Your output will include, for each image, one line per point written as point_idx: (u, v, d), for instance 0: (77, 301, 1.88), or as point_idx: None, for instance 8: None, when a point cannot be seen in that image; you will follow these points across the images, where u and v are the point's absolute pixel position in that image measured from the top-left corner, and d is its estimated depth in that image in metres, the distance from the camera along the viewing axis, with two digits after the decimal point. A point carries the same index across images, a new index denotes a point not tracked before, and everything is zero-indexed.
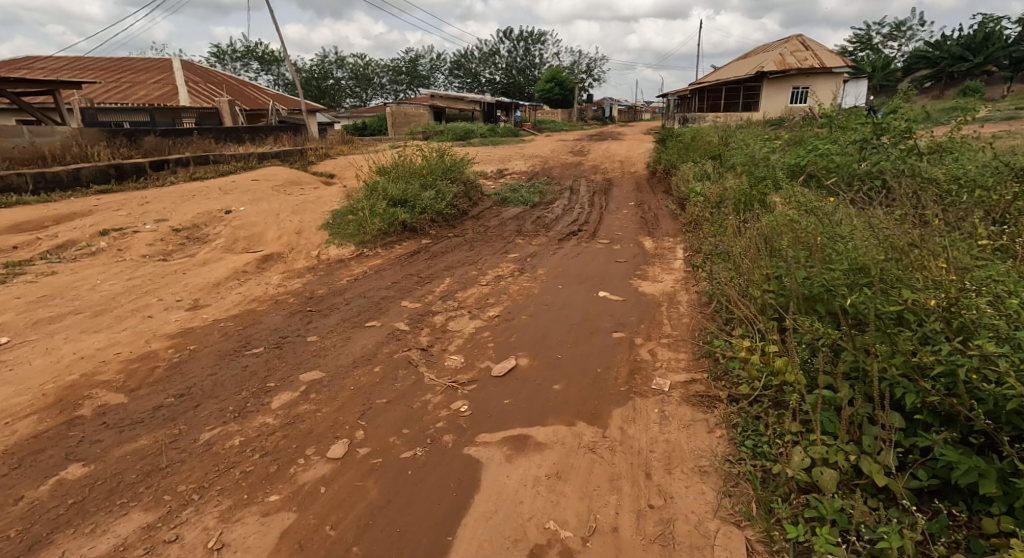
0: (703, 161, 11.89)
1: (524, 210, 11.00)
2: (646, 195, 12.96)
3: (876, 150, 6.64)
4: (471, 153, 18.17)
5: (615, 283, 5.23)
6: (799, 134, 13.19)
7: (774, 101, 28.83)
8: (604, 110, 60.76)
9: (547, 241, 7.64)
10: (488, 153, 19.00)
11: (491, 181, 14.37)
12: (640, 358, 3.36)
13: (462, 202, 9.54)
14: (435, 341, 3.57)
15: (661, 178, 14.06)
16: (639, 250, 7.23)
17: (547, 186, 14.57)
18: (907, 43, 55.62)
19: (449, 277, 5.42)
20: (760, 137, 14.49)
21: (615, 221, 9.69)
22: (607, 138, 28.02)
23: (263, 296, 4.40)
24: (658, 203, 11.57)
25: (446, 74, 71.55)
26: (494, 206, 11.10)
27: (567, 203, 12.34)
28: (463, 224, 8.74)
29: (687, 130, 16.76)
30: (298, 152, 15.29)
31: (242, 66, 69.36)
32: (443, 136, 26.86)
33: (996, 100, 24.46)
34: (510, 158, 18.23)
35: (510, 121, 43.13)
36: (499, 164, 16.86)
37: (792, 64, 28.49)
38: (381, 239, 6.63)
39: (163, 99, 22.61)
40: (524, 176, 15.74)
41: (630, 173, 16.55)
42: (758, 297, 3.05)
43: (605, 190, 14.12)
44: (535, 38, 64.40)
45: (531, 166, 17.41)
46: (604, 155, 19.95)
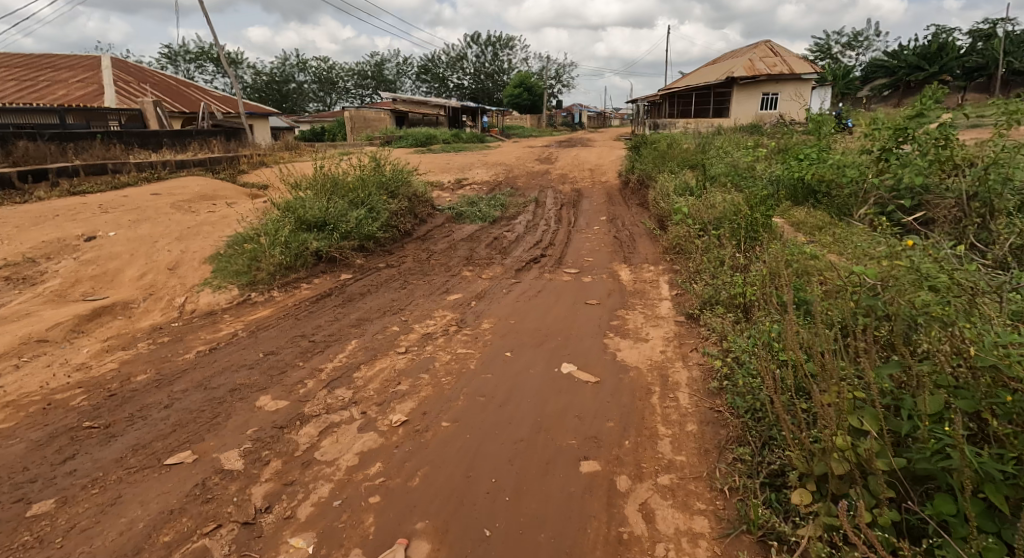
0: (681, 172, 10.69)
1: (480, 229, 9.58)
2: (618, 210, 11.71)
3: (898, 160, 5.45)
4: (428, 163, 16.73)
5: (587, 350, 3.78)
6: (781, 141, 12.19)
7: (744, 108, 28.30)
8: (573, 116, 60.15)
9: (500, 274, 6.23)
10: (448, 161, 17.49)
11: (448, 193, 12.95)
12: (622, 535, 1.98)
13: (401, 222, 8.05)
14: (274, 502, 2.10)
15: (634, 191, 12.85)
16: (615, 286, 5.84)
17: (510, 199, 13.19)
18: (864, 54, 56.92)
19: (355, 339, 3.92)
20: (739, 144, 13.48)
21: (584, 242, 8.38)
22: (577, 145, 26.90)
23: (34, 395, 2.88)
24: (632, 221, 10.34)
25: (412, 79, 69.80)
26: (445, 224, 9.64)
27: (531, 219, 10.98)
28: (401, 250, 7.26)
29: (661, 136, 15.71)
30: (229, 159, 13.56)
31: (197, 67, 66.20)
32: (403, 142, 25.37)
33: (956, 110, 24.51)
34: (471, 167, 16.78)
35: (477, 127, 41.76)
36: (458, 174, 15.40)
37: (762, 71, 27.93)
38: (280, 277, 5.10)
39: (86, 99, 20.42)
40: (485, 187, 14.32)
41: (600, 183, 15.36)
42: (849, 448, 1.73)
43: (572, 204, 12.83)
44: (502, 43, 63.25)
45: (494, 176, 16.00)
46: (573, 164, 18.70)
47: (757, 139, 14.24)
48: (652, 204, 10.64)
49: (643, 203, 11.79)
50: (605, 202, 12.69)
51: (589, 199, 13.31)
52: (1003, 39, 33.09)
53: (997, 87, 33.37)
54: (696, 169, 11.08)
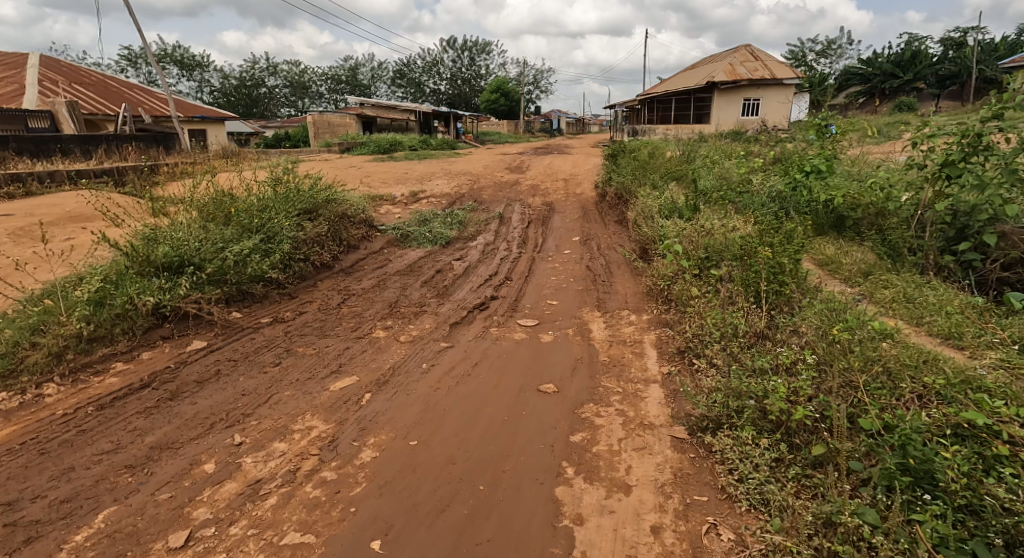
0: (664, 187, 9.22)
1: (427, 257, 7.95)
2: (593, 230, 10.19)
3: (970, 174, 3.94)
4: (385, 173, 15.12)
5: (521, 523, 2.22)
6: (774, 150, 10.87)
7: (724, 114, 27.30)
8: (551, 123, 59.12)
9: (428, 332, 4.59)
10: (407, 171, 15.83)
11: (399, 210, 11.36)
12: None
13: (316, 255, 6.35)
14: None
15: (611, 208, 11.36)
16: (584, 354, 4.24)
17: (471, 216, 11.58)
18: (837, 61, 57.10)
19: (104, 516, 2.23)
20: (726, 153, 12.17)
21: (548, 276, 6.81)
22: (552, 152, 25.49)
23: None
24: (608, 245, 8.82)
25: (386, 84, 67.97)
26: (384, 252, 7.98)
27: (492, 242, 9.38)
28: (308, 294, 5.56)
29: (641, 143, 14.33)
30: (145, 170, 11.78)
31: (159, 69, 63.48)
32: (365, 148, 23.66)
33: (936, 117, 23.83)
34: (433, 177, 15.14)
35: (450, 133, 40.16)
36: (415, 186, 13.76)
37: (742, 75, 26.93)
38: (71, 358, 3.48)
39: (4, 99, 18.34)
40: (444, 202, 12.70)
41: (574, 195, 13.92)
42: None
43: (541, 221, 11.28)
44: (478, 48, 61.85)
45: (457, 188, 14.39)
46: (546, 173, 17.18)
47: (746, 147, 12.94)
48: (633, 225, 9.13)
49: (622, 222, 10.29)
50: (578, 220, 11.15)
51: (561, 216, 11.79)
52: (977, 46, 32.86)
53: (973, 94, 33.10)
54: (683, 184, 9.60)
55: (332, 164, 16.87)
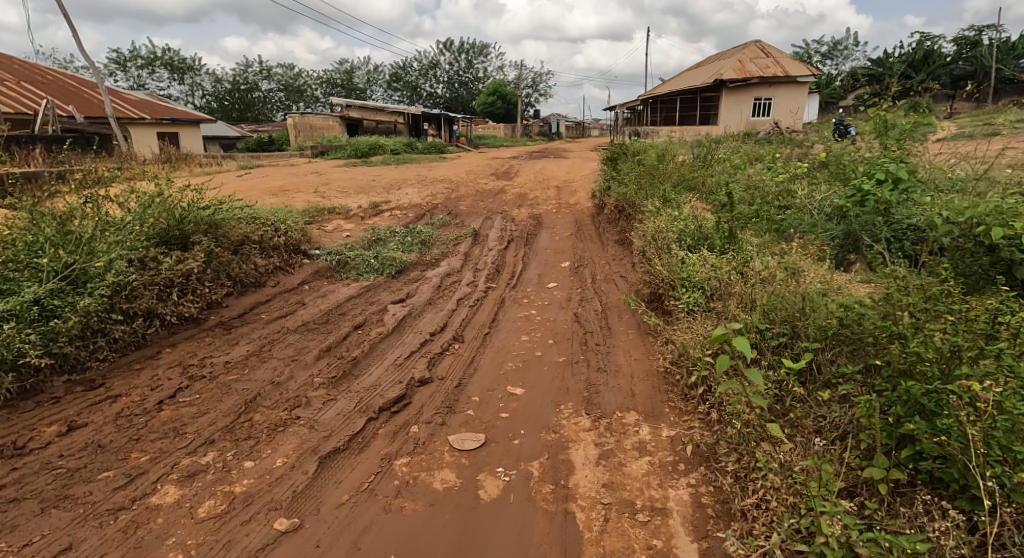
0: (678, 200, 7.21)
1: (361, 298, 5.93)
2: (587, 255, 8.15)
3: None
4: (350, 181, 13.20)
5: None
6: (808, 154, 8.90)
7: (732, 115, 25.45)
8: (549, 127, 57.41)
9: (272, 485, 2.51)
10: (377, 178, 13.86)
11: (352, 229, 9.42)
12: None
13: (167, 310, 4.30)
14: None
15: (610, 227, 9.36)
16: (552, 554, 2.21)
17: (439, 234, 9.58)
18: (846, 61, 55.10)
19: None
20: (748, 158, 10.20)
21: (517, 332, 4.76)
22: (548, 156, 23.60)
23: None
24: (605, 278, 6.82)
25: (380, 89, 66.51)
26: (304, 292, 5.97)
27: (456, 272, 7.37)
28: (122, 382, 3.50)
29: (646, 145, 12.38)
30: (48, 176, 9.79)
31: (147, 72, 61.84)
32: (343, 152, 21.78)
33: (963, 118, 21.87)
34: (405, 186, 13.18)
35: (442, 137, 38.34)
36: (380, 197, 11.79)
37: (753, 73, 24.98)
38: None
39: None
40: (411, 216, 10.73)
41: (566, 208, 11.97)
42: None
43: (524, 242, 9.26)
44: (474, 50, 60.08)
45: (431, 199, 12.41)
46: (537, 180, 15.20)
47: (769, 149, 10.94)
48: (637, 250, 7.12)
49: (623, 244, 8.24)
50: (569, 241, 9.13)
51: (549, 235, 9.79)
52: (998, 45, 30.98)
53: (992, 94, 31.21)
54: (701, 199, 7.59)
55: (296, 171, 14.95)
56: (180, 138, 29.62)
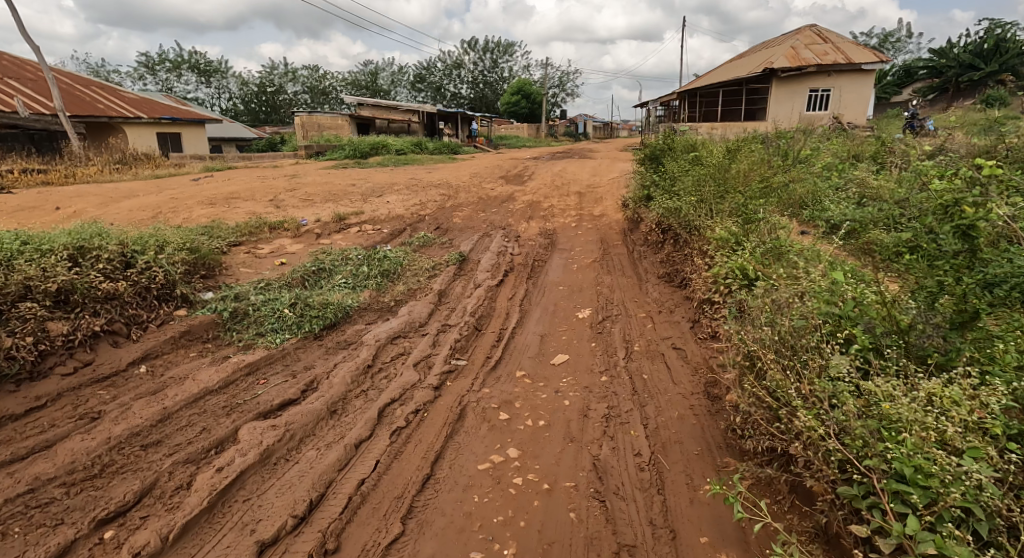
0: (771, 221, 4.54)
1: (225, 396, 3.46)
2: (615, 304, 5.52)
3: None
4: (325, 188, 10.93)
5: None
6: (941, 149, 6.14)
7: (784, 108, 22.58)
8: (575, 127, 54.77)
9: None
10: (360, 185, 11.51)
11: (297, 253, 7.07)
12: None
13: None
14: None
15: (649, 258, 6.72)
16: None
17: (412, 259, 7.10)
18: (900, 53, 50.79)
19: None
20: (839, 156, 7.49)
21: (467, 532, 2.22)
22: (571, 156, 21.05)
23: None
24: (648, 352, 4.19)
25: (402, 89, 64.99)
26: (130, 384, 3.53)
27: (417, 330, 4.86)
28: None
29: (692, 141, 9.72)
30: None
31: (170, 74, 61.80)
32: (342, 153, 19.71)
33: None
34: (390, 194, 10.77)
35: (459, 137, 36.12)
36: (351, 209, 9.40)
37: (809, 60, 21.96)
38: None
39: None
40: (385, 235, 8.29)
41: (587, 221, 9.42)
42: None
43: (527, 275, 6.68)
44: (499, 49, 57.92)
45: (418, 211, 9.97)
46: (554, 185, 12.65)
47: (863, 144, 8.18)
48: (701, 300, 4.48)
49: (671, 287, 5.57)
50: (591, 276, 6.50)
51: (563, 262, 7.20)
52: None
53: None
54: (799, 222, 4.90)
55: (270, 175, 12.78)
56: (182, 138, 28.19)
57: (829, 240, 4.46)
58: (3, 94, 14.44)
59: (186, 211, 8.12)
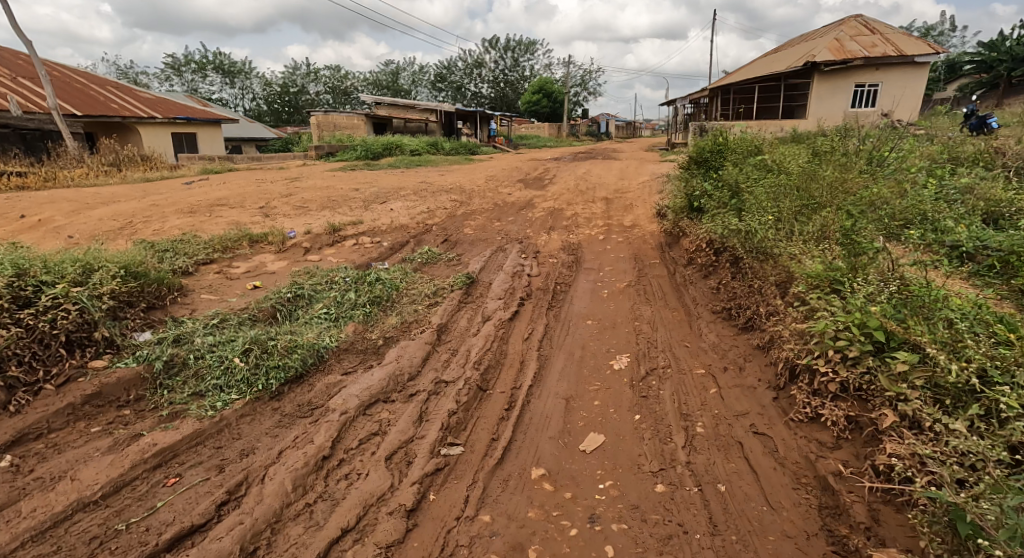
0: (885, 252, 3.31)
1: (105, 513, 2.41)
2: (660, 352, 4.33)
3: None
4: (326, 193, 9.94)
5: None
6: None
7: (827, 105, 20.96)
8: (598, 127, 53.34)
9: None
10: (364, 190, 10.49)
11: (278, 274, 6.03)
12: None
13: None
14: None
15: (697, 289, 5.51)
16: None
17: (412, 283, 6.01)
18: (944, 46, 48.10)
19: None
20: (929, 160, 6.18)
21: None
22: (595, 157, 19.78)
23: None
24: (716, 438, 3.01)
25: (423, 88, 64.37)
26: None
27: (404, 389, 3.75)
28: None
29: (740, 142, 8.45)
30: None
31: (194, 75, 62.29)
32: (354, 154, 18.82)
33: None
34: (396, 200, 9.71)
35: (478, 137, 35.08)
36: (350, 218, 8.37)
37: (855, 53, 20.31)
38: None
39: None
40: (384, 252, 7.23)
41: (618, 235, 8.25)
42: None
43: (548, 304, 5.52)
44: (521, 48, 56.79)
45: (425, 222, 8.90)
46: (578, 189, 11.44)
47: (954, 144, 6.83)
48: (787, 359, 3.27)
49: (733, 332, 4.36)
50: (626, 311, 5.32)
51: (590, 289, 6.02)
52: None
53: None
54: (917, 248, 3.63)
55: (270, 177, 11.84)
56: (197, 138, 27.75)
57: (973, 283, 3.22)
58: (2, 91, 13.84)
59: (161, 220, 7.16)
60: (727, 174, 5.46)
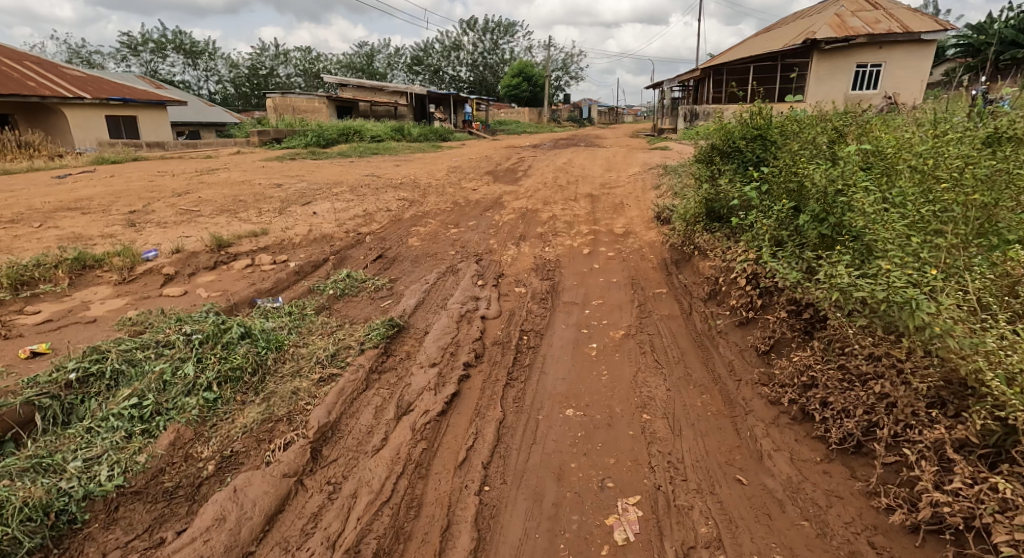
0: None
1: None
2: (692, 498, 2.47)
3: None
4: (236, 191, 7.83)
5: None
6: None
7: (827, 88, 19.35)
8: (580, 112, 51.37)
9: None
10: (288, 186, 8.32)
11: (95, 323, 3.96)
12: None
13: None
14: None
15: (730, 355, 3.65)
16: None
17: (304, 341, 4.01)
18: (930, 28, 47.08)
19: None
20: None
21: None
22: (577, 145, 17.78)
23: None
24: None
25: (397, 71, 61.38)
26: None
27: None
28: None
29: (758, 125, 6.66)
30: None
31: (150, 55, 58.29)
32: (305, 139, 16.54)
33: None
34: (325, 201, 7.61)
35: (452, 121, 32.83)
36: (251, 227, 6.28)
37: (857, 30, 18.67)
38: None
39: None
40: (284, 279, 5.20)
41: (606, 250, 6.43)
42: None
43: (505, 379, 3.60)
44: (499, 29, 54.21)
45: (358, 231, 6.86)
46: (556, 184, 9.47)
47: None
48: None
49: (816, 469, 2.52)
50: (626, 393, 3.42)
51: (570, 346, 4.12)
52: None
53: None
54: None
55: (178, 170, 9.56)
56: (136, 122, 24.97)
57: None
58: None
59: None
60: (792, 167, 3.51)
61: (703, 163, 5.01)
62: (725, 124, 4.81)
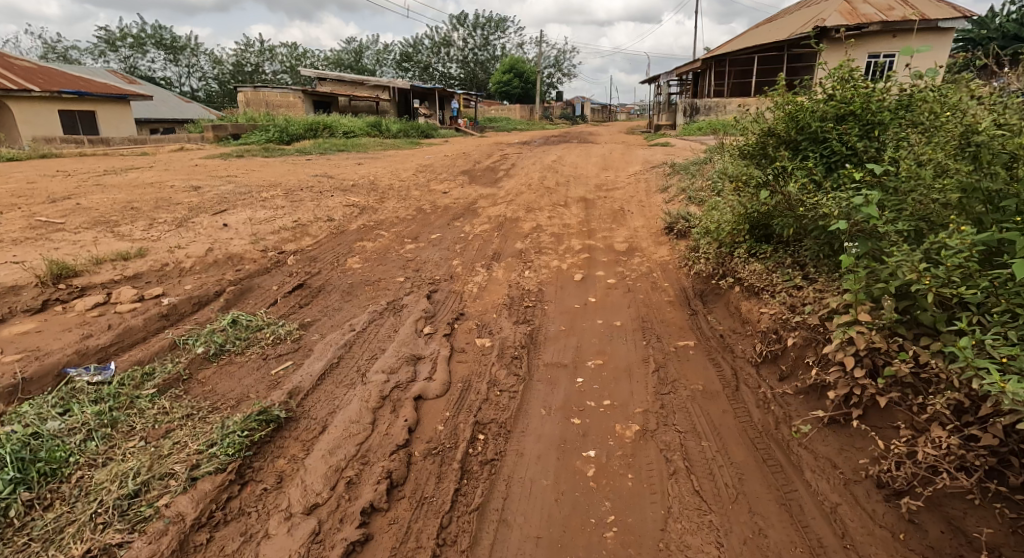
0: None
1: None
2: None
3: None
4: (136, 195, 6.19)
5: None
6: None
7: None
8: (573, 109, 49.83)
9: None
10: (207, 190, 6.68)
11: None
12: None
13: None
14: None
15: (832, 496, 2.11)
16: None
17: (105, 456, 2.38)
18: None
19: None
20: None
21: None
22: (570, 141, 16.19)
23: None
24: None
25: (386, 66, 59.55)
26: None
27: None
28: None
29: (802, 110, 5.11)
30: None
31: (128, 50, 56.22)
32: (267, 134, 14.87)
33: None
34: (246, 209, 5.98)
35: (437, 118, 31.16)
36: (125, 246, 4.64)
37: (871, 17, 17.21)
38: None
39: None
40: (137, 327, 3.57)
41: (605, 274, 4.86)
42: None
43: (432, 549, 2.00)
44: (490, 24, 52.54)
45: (280, 250, 5.25)
46: (542, 185, 7.89)
47: None
48: None
49: None
50: None
51: (552, 455, 2.54)
52: None
53: None
54: None
55: (84, 169, 7.86)
56: (95, 118, 23.17)
57: None
58: None
59: None
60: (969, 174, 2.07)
61: (753, 158, 3.41)
62: (792, 97, 3.16)
